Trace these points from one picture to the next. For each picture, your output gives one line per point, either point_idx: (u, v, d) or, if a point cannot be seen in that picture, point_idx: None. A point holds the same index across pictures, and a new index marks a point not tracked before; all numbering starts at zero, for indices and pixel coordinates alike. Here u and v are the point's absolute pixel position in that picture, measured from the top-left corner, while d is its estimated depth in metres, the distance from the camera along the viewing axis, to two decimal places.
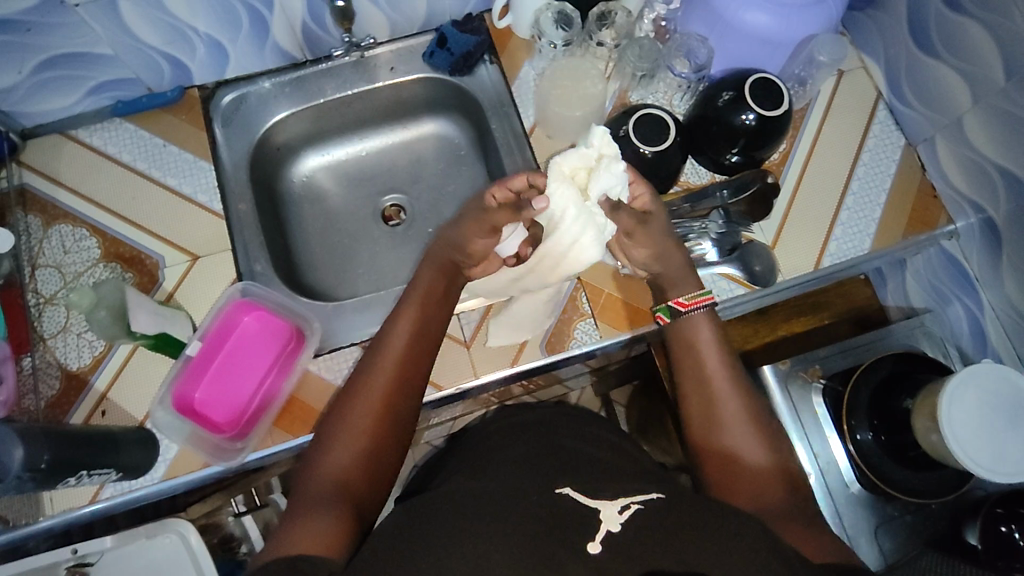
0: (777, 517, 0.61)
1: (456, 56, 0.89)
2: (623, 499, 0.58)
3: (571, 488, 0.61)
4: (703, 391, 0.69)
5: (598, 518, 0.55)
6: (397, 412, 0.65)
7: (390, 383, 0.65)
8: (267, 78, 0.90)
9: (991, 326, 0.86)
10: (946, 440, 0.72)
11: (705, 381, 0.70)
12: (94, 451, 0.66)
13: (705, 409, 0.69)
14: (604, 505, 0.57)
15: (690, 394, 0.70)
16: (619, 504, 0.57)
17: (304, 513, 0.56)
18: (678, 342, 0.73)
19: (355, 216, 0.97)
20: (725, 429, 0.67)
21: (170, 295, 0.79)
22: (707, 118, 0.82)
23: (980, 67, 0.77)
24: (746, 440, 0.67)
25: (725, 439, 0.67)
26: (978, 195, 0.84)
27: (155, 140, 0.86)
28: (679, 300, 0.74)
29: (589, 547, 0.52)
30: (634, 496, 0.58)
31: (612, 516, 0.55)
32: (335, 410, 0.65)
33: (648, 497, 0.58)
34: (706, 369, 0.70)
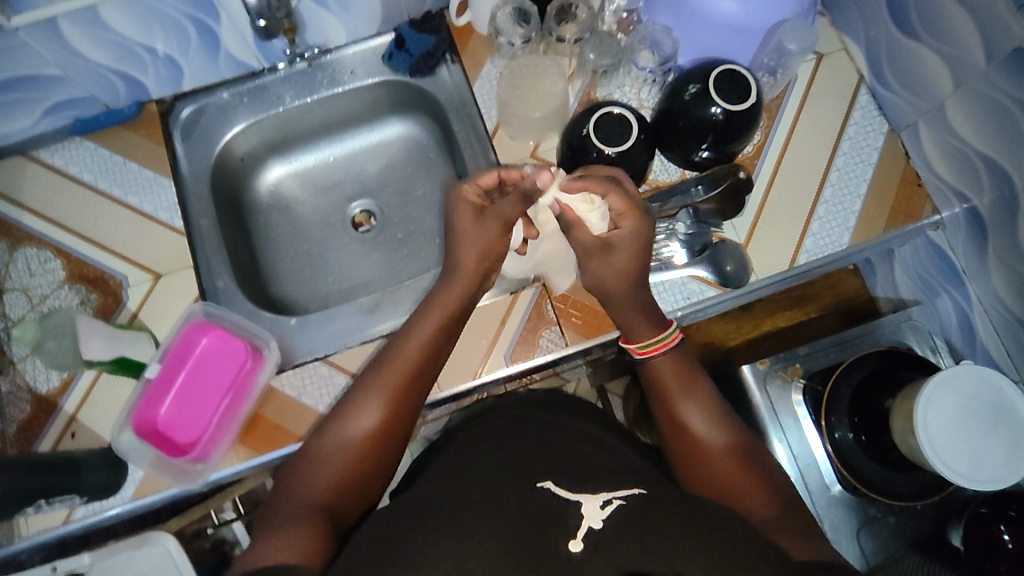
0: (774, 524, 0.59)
1: (415, 57, 0.86)
2: (605, 494, 0.55)
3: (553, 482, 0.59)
4: (673, 398, 0.70)
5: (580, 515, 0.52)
6: (394, 428, 0.67)
7: (382, 413, 0.66)
8: (225, 88, 0.89)
9: (979, 320, 0.83)
10: (921, 446, 0.69)
11: (671, 381, 0.70)
12: (54, 479, 0.67)
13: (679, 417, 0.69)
14: (587, 501, 0.54)
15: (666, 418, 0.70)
16: (602, 499, 0.54)
17: (287, 521, 0.57)
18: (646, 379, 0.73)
19: (326, 224, 0.96)
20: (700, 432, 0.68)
21: (133, 315, 0.80)
22: (674, 113, 0.79)
23: (961, 49, 0.72)
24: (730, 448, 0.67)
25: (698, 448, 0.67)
26: (963, 184, 0.79)
27: (115, 158, 0.85)
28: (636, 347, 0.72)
29: (571, 546, 0.49)
30: (617, 491, 0.55)
31: (594, 513, 0.52)
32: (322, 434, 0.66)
33: (629, 492, 0.55)
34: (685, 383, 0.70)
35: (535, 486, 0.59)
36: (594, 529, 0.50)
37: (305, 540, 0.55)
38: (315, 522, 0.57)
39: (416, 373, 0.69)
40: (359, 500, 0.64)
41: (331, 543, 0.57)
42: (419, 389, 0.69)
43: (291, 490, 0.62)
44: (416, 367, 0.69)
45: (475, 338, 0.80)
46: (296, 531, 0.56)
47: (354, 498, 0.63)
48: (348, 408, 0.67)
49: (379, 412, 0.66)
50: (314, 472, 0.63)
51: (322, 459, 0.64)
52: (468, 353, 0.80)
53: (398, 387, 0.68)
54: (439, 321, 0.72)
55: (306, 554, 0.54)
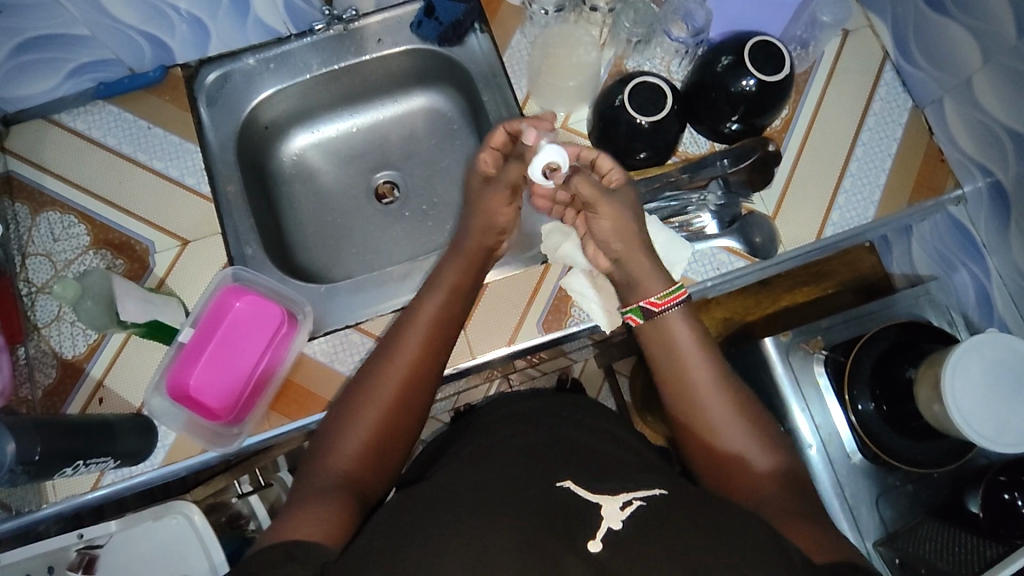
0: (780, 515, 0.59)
1: (445, 26, 0.85)
2: (623, 494, 0.51)
3: (574, 481, 0.54)
4: (679, 381, 0.67)
5: (598, 516, 0.49)
6: (410, 405, 0.65)
7: (397, 387, 0.64)
8: (250, 55, 0.87)
9: (997, 292, 0.85)
10: (949, 411, 0.70)
11: (687, 361, 0.67)
12: (90, 441, 0.66)
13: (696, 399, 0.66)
14: (605, 501, 0.50)
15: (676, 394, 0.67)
16: (620, 499, 0.50)
17: (307, 500, 0.56)
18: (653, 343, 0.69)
19: (349, 194, 0.96)
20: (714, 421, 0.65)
21: (161, 281, 0.79)
22: (706, 85, 0.79)
23: (993, 25, 0.74)
24: (740, 436, 0.64)
25: (708, 434, 0.65)
26: (987, 158, 0.81)
27: (140, 123, 0.83)
28: (652, 300, 0.69)
29: (588, 546, 0.46)
30: (636, 491, 0.52)
31: (613, 514, 0.49)
32: (336, 413, 0.64)
33: (651, 492, 0.52)
34: (693, 355, 0.67)
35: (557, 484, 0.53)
36: (614, 531, 0.47)
37: (324, 516, 0.53)
38: (335, 497, 0.56)
39: (429, 349, 0.68)
40: (377, 478, 0.62)
41: (354, 521, 0.55)
42: (436, 364, 0.68)
43: (311, 468, 0.61)
44: (427, 343, 0.68)
45: (506, 307, 0.80)
46: (320, 507, 0.55)
47: (375, 474, 0.62)
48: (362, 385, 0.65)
49: (393, 386, 0.64)
50: (333, 447, 0.61)
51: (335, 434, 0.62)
52: (502, 320, 0.80)
53: (412, 363, 0.66)
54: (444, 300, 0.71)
55: (328, 532, 0.52)
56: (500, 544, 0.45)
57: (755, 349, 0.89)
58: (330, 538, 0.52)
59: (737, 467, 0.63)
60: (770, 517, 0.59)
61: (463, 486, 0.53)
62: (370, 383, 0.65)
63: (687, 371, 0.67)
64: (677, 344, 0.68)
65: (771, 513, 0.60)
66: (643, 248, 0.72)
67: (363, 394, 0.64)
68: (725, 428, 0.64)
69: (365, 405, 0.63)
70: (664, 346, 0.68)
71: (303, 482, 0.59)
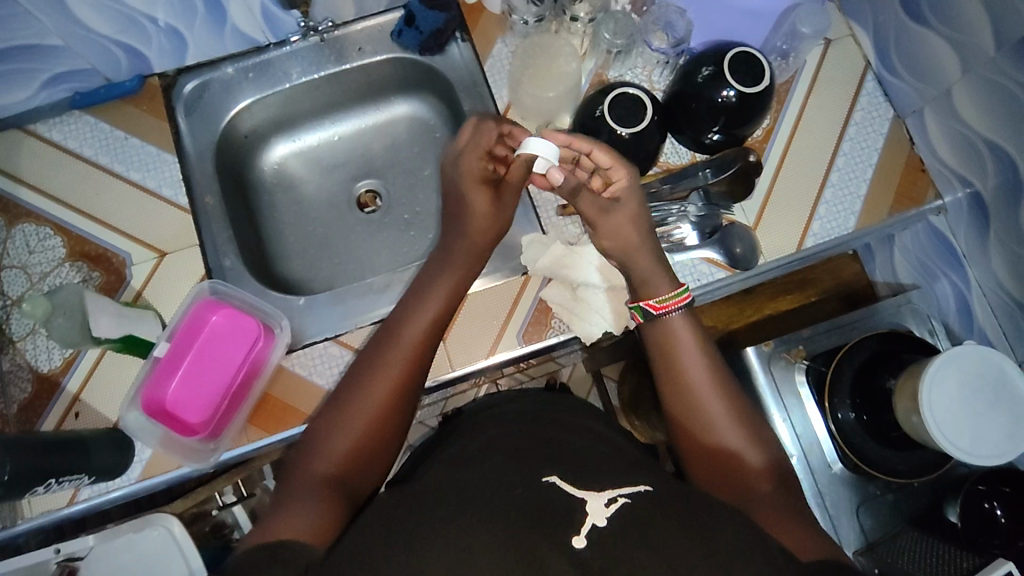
0: (776, 518, 0.58)
1: (425, 35, 0.84)
2: (610, 490, 0.50)
3: (561, 478, 0.52)
4: (677, 384, 0.66)
5: (583, 511, 0.47)
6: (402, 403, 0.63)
7: (392, 385, 0.63)
8: (229, 63, 0.87)
9: (978, 303, 0.85)
10: (926, 422, 0.70)
11: (688, 362, 0.66)
12: (64, 458, 0.66)
13: (696, 405, 0.65)
14: (591, 496, 0.49)
15: (671, 397, 0.66)
16: (606, 495, 0.49)
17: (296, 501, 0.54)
18: (652, 341, 0.69)
19: (331, 203, 0.95)
20: (714, 426, 0.64)
21: (138, 294, 0.78)
22: (687, 95, 0.79)
23: (971, 37, 0.74)
24: (743, 444, 0.63)
25: (705, 432, 0.64)
26: (966, 169, 0.81)
27: (117, 133, 0.83)
28: (651, 301, 0.69)
29: (575, 542, 0.44)
30: (622, 487, 0.50)
31: (599, 509, 0.47)
32: (328, 409, 0.63)
33: (636, 488, 0.50)
34: (689, 357, 0.67)
35: (542, 480, 0.52)
36: (599, 528, 0.45)
37: (310, 519, 0.53)
38: (320, 499, 0.55)
39: (425, 346, 0.66)
40: (368, 478, 0.61)
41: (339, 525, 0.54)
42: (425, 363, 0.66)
43: (296, 467, 0.59)
44: (422, 342, 0.66)
45: (486, 320, 0.80)
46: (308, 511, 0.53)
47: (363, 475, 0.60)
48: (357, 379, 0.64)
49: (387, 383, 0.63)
50: (323, 445, 0.60)
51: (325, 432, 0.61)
52: (481, 332, 0.79)
53: (408, 360, 0.65)
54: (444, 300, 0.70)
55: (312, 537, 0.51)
56: (481, 541, 0.45)
57: (737, 359, 0.88)
58: (313, 542, 0.51)
59: (728, 460, 0.63)
60: (766, 521, 0.57)
61: (447, 486, 0.53)
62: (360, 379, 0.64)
63: (688, 373, 0.66)
64: (673, 337, 0.68)
65: (766, 516, 0.58)
66: (646, 250, 0.72)
67: (353, 392, 0.63)
68: (721, 418, 0.64)
69: (353, 402, 0.62)
70: (663, 343, 0.68)
71: (289, 478, 0.59)
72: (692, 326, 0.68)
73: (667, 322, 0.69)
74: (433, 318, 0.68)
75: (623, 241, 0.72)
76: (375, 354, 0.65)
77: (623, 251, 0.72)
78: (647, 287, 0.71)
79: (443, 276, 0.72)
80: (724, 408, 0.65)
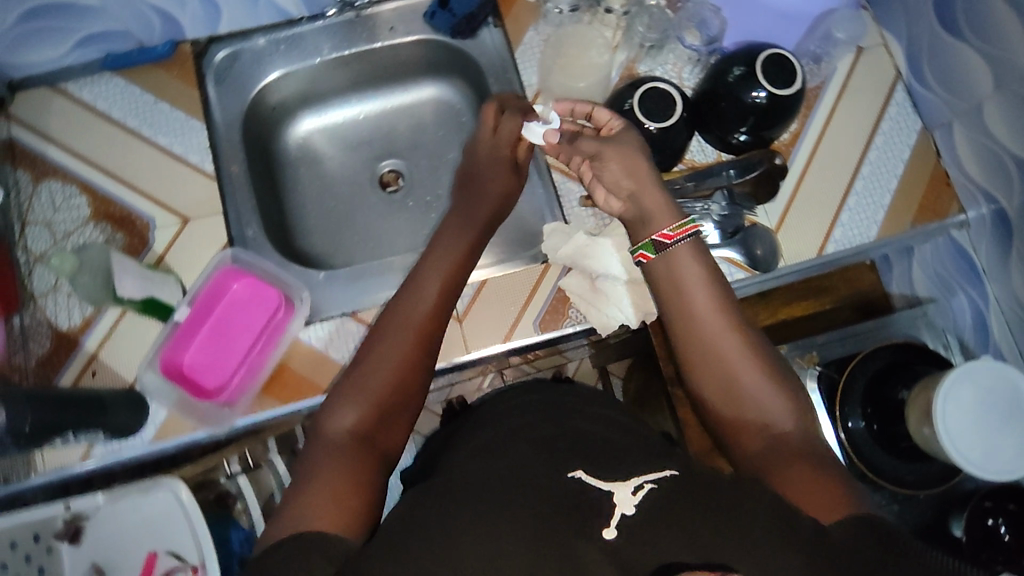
0: (801, 462, 0.57)
1: (459, 18, 0.85)
2: (636, 477, 0.50)
3: (586, 471, 0.51)
4: (693, 329, 0.65)
5: (609, 504, 0.47)
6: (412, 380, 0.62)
7: (400, 362, 0.61)
8: (261, 35, 0.87)
9: (994, 320, 0.84)
10: (937, 432, 0.70)
11: (702, 304, 0.65)
12: (82, 413, 0.66)
13: (715, 352, 0.64)
14: (616, 487, 0.49)
15: (687, 340, 0.65)
16: (632, 483, 0.49)
17: (317, 485, 0.52)
18: (662, 284, 0.67)
19: (352, 180, 0.95)
20: (732, 368, 0.63)
21: (159, 258, 0.78)
22: (717, 94, 0.79)
23: (1006, 51, 0.73)
24: (764, 387, 0.62)
25: (723, 374, 0.63)
26: (991, 185, 0.80)
27: (146, 96, 0.83)
28: (663, 232, 0.67)
29: (604, 534, 0.45)
30: (647, 473, 0.50)
31: (626, 499, 0.47)
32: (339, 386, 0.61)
33: (661, 474, 0.50)
34: (704, 303, 0.65)
35: (567, 474, 0.51)
36: (628, 517, 0.46)
37: (341, 497, 0.52)
38: (341, 481, 0.53)
39: (432, 322, 0.65)
40: (391, 452, 0.60)
41: (366, 513, 0.52)
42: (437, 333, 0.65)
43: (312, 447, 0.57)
44: (430, 317, 0.65)
45: (503, 305, 0.80)
46: (330, 495, 0.51)
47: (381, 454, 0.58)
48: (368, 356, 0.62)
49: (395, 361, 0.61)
50: (337, 425, 0.58)
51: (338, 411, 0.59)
52: (498, 317, 0.80)
53: (417, 336, 0.63)
54: (449, 275, 0.68)
55: (340, 526, 0.50)
56: (513, 533, 0.45)
57: None
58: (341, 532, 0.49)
59: (746, 402, 0.62)
60: (793, 468, 0.57)
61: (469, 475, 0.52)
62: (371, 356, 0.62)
63: (703, 316, 0.65)
64: (685, 277, 0.66)
65: (791, 463, 0.57)
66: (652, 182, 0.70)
67: (369, 364, 0.61)
68: (743, 376, 0.62)
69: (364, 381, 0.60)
70: (675, 286, 0.66)
71: (309, 451, 0.57)
72: (701, 259, 0.67)
73: (682, 288, 0.66)
74: (441, 293, 0.67)
75: (627, 175, 0.70)
76: (383, 330, 0.63)
77: (632, 186, 0.70)
78: (654, 223, 0.68)
79: (463, 246, 0.72)
80: (740, 349, 0.63)
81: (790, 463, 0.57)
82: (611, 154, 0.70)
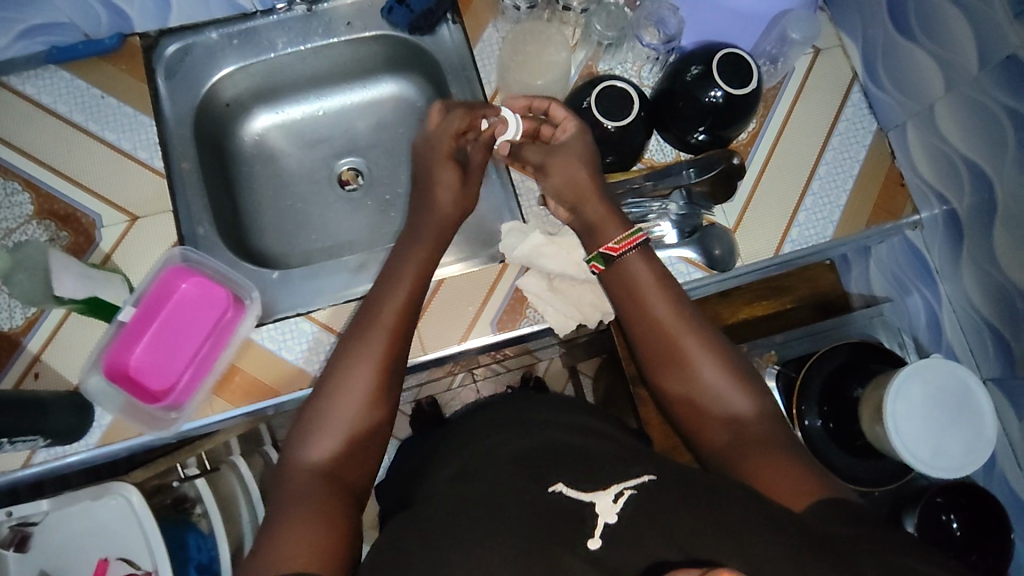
0: (777, 461, 0.56)
1: (416, 14, 0.84)
2: (615, 484, 0.48)
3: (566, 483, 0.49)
4: (657, 337, 0.64)
5: (592, 513, 0.47)
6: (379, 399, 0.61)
7: (366, 382, 0.61)
8: (214, 28, 0.85)
9: (946, 317, 0.85)
10: (889, 432, 0.71)
11: (660, 312, 0.65)
12: (19, 418, 0.64)
13: (680, 357, 0.63)
14: (597, 496, 0.47)
15: (649, 350, 0.65)
16: (613, 491, 0.48)
17: (289, 519, 0.52)
18: (622, 297, 0.67)
19: (311, 178, 0.94)
20: (698, 372, 0.62)
21: (106, 257, 0.76)
22: (674, 93, 0.79)
23: (955, 54, 0.74)
24: (730, 388, 0.62)
25: (690, 379, 0.63)
26: (943, 185, 0.81)
27: (93, 91, 0.80)
28: (611, 244, 0.68)
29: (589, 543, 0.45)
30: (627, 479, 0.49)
31: (607, 508, 0.47)
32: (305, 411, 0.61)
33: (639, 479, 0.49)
34: (664, 310, 0.65)
35: (548, 488, 0.49)
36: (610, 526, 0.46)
37: (314, 529, 0.51)
38: (313, 510, 0.52)
39: (395, 336, 0.64)
40: (363, 473, 0.60)
41: (345, 542, 0.51)
42: (395, 355, 0.64)
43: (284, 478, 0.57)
44: (392, 330, 0.64)
45: (461, 305, 0.79)
46: (302, 526, 0.51)
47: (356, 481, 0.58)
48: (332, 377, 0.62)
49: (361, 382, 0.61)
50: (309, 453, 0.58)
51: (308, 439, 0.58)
52: (455, 317, 0.79)
53: (380, 352, 0.62)
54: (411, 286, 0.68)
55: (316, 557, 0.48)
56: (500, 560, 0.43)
57: None
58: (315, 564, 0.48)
59: (715, 404, 0.62)
60: (769, 468, 0.56)
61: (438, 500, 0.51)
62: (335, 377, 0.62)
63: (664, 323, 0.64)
64: (641, 285, 0.66)
65: (767, 463, 0.57)
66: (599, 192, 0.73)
67: (331, 392, 0.61)
68: (708, 376, 0.62)
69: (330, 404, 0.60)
70: (634, 296, 0.66)
71: (279, 490, 0.56)
72: (651, 266, 0.67)
73: (643, 299, 0.66)
74: (401, 305, 0.66)
75: (576, 185, 0.73)
76: (345, 350, 0.63)
77: (579, 195, 0.73)
78: (600, 235, 0.71)
79: (423, 249, 0.72)
80: (701, 350, 0.63)
81: (769, 461, 0.56)
82: (555, 164, 0.74)
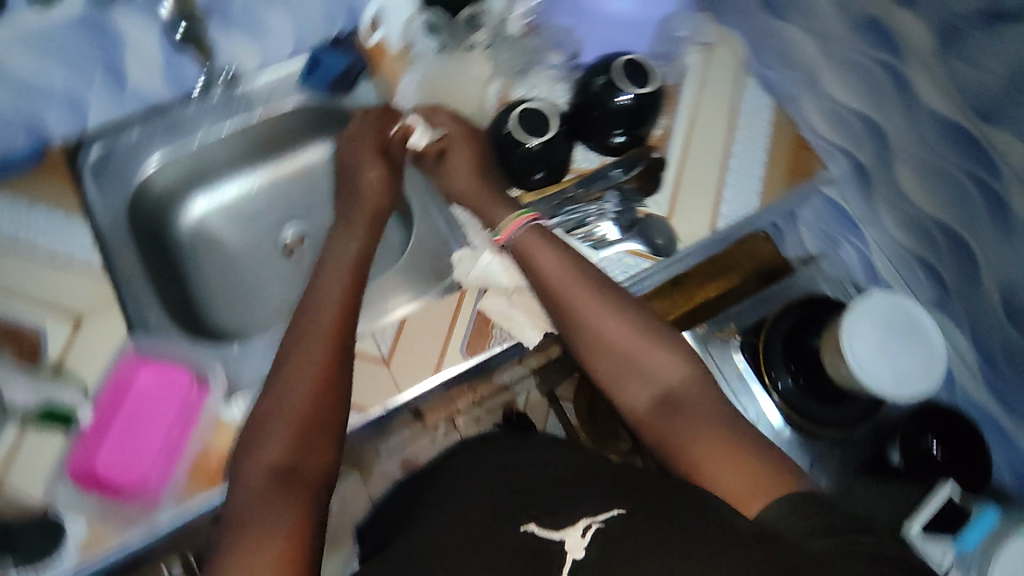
0: (708, 427, 0.63)
1: (332, 77, 0.88)
2: (584, 518, 0.55)
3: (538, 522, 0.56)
4: (577, 325, 0.71)
5: (564, 550, 0.53)
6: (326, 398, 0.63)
7: (309, 386, 0.62)
8: (134, 124, 0.86)
9: (878, 260, 0.93)
10: (852, 367, 0.75)
11: (576, 299, 0.71)
12: None
13: (605, 342, 0.69)
14: (567, 534, 0.54)
15: (578, 341, 0.71)
16: (581, 525, 0.54)
17: (247, 530, 0.54)
18: (540, 290, 0.74)
19: (256, 253, 0.95)
20: (630, 355, 0.68)
21: (55, 365, 0.73)
22: (588, 104, 0.84)
23: (822, 24, 0.83)
24: (662, 364, 0.67)
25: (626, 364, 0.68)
26: (844, 141, 0.89)
27: (16, 203, 0.78)
28: (497, 235, 0.79)
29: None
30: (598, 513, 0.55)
31: (576, 543, 0.53)
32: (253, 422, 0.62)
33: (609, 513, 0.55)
34: (581, 299, 0.71)
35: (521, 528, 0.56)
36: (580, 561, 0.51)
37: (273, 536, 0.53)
38: (266, 519, 0.55)
39: (335, 339, 0.66)
40: (325, 472, 0.61)
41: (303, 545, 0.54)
42: (344, 351, 0.66)
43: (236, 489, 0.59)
44: (329, 334, 0.66)
45: (428, 338, 0.80)
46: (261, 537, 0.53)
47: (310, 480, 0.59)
48: (274, 383, 0.63)
49: (307, 385, 0.62)
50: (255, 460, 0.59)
51: (257, 449, 0.60)
52: (424, 351, 0.79)
53: (320, 353, 0.64)
54: (345, 292, 0.70)
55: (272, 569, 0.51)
56: None
57: None
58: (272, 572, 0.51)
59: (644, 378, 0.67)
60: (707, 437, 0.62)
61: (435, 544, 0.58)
62: (278, 382, 0.63)
63: (581, 312, 0.70)
64: (546, 274, 0.73)
65: (704, 432, 0.63)
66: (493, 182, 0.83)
67: (276, 394, 0.62)
68: (644, 360, 0.68)
69: (276, 412, 0.61)
70: (547, 290, 0.73)
71: (232, 499, 0.58)
72: (558, 254, 0.74)
73: (558, 286, 0.72)
74: (340, 308, 0.68)
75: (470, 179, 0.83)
76: (284, 358, 0.65)
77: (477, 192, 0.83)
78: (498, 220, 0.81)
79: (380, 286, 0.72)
80: (632, 338, 0.69)
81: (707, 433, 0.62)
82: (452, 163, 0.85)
